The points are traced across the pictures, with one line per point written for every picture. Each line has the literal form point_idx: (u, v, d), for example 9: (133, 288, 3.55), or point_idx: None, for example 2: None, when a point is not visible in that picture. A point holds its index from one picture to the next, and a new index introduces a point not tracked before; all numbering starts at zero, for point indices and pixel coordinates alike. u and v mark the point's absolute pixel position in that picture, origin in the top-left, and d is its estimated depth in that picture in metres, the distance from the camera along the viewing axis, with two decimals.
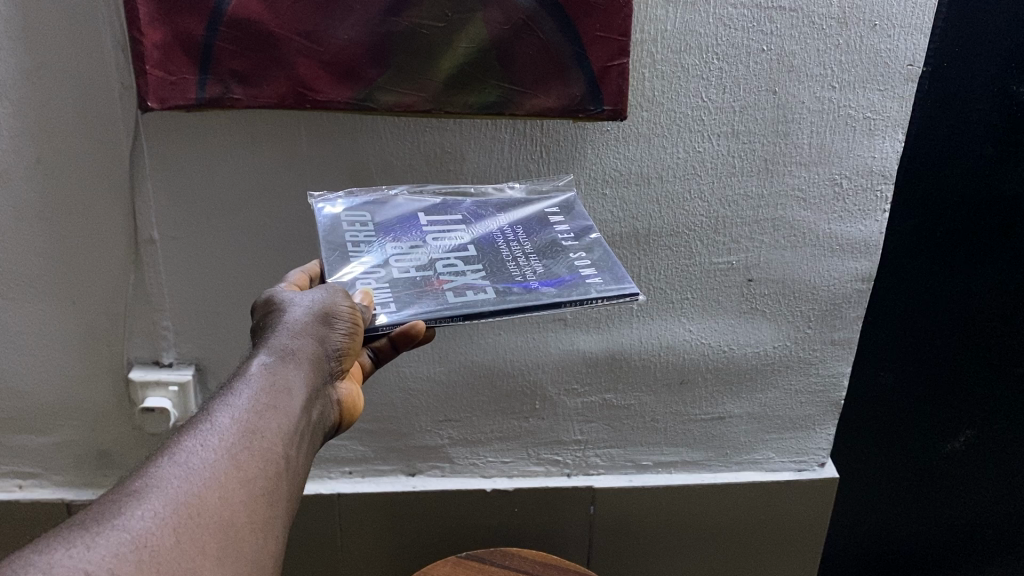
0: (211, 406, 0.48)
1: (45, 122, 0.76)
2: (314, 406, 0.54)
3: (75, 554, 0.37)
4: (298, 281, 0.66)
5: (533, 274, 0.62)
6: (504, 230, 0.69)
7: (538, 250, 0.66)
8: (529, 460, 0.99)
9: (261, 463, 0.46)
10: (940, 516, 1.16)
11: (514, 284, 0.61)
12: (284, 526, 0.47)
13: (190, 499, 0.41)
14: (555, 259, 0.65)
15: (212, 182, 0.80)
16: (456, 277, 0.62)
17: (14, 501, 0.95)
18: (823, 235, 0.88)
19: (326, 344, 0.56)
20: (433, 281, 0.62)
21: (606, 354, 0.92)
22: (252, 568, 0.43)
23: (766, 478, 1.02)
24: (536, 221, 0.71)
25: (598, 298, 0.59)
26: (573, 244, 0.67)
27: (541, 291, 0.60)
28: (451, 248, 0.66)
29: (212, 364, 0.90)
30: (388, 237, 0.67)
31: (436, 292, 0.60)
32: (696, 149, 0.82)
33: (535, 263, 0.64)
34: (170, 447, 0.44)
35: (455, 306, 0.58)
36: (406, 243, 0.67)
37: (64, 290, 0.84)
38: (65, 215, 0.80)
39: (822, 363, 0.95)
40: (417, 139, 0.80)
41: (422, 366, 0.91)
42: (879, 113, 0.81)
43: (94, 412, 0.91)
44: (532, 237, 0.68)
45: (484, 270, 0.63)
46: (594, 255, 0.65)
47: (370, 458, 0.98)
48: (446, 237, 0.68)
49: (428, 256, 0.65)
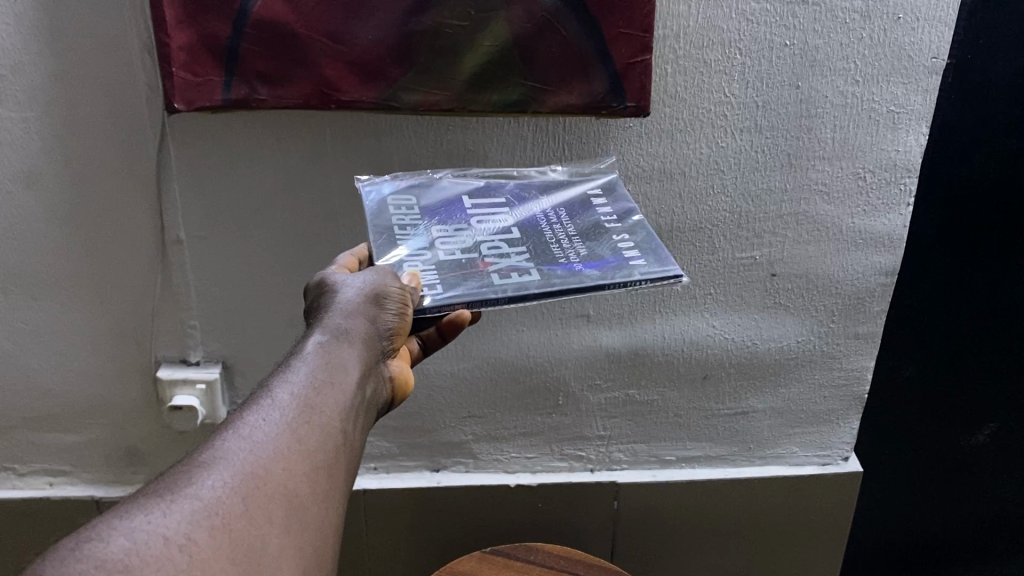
0: (271, 383, 0.49)
1: (74, 124, 0.76)
2: (369, 380, 0.55)
3: (153, 519, 0.39)
4: (348, 263, 0.67)
5: (577, 257, 0.63)
6: (547, 213, 0.69)
7: (581, 233, 0.66)
8: (553, 455, 0.99)
9: (322, 436, 0.47)
10: (964, 510, 1.16)
11: (558, 268, 0.62)
12: (346, 496, 0.48)
13: (255, 470, 0.43)
14: (598, 242, 0.65)
15: (238, 182, 0.80)
16: (501, 259, 0.63)
17: (44, 499, 0.96)
18: (846, 229, 0.87)
19: (377, 323, 0.58)
20: (478, 263, 0.63)
21: (629, 349, 0.92)
22: (317, 535, 0.44)
23: (790, 472, 1.02)
24: (578, 204, 0.71)
25: (642, 280, 0.60)
26: (616, 225, 0.67)
27: (584, 274, 0.60)
28: (496, 231, 0.67)
29: (239, 363, 0.90)
30: (433, 220, 0.68)
31: (481, 274, 0.62)
32: (718, 144, 0.82)
33: (578, 246, 0.64)
34: (234, 421, 0.46)
35: (500, 288, 0.59)
36: (452, 225, 0.68)
37: (93, 290, 0.85)
38: (94, 215, 0.81)
39: (846, 357, 0.95)
40: (440, 137, 0.80)
41: (446, 363, 0.92)
42: (903, 106, 0.81)
43: (122, 410, 0.92)
44: (575, 220, 0.69)
45: (529, 253, 0.64)
46: (637, 237, 0.65)
47: (395, 454, 0.98)
48: (491, 220, 0.68)
49: (473, 239, 0.66)
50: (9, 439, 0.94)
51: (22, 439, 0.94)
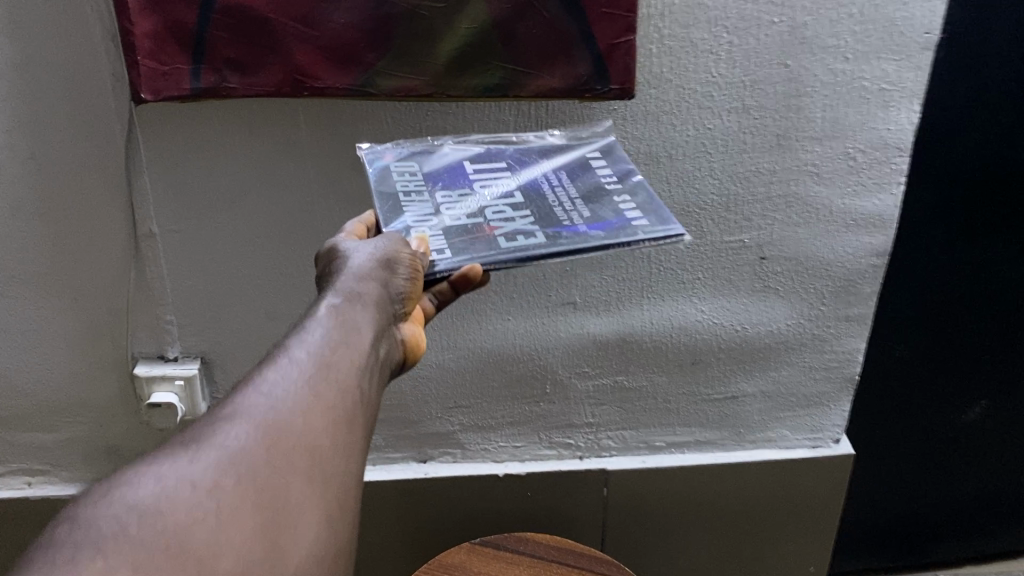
0: (290, 341, 0.50)
1: (37, 117, 0.74)
2: (383, 339, 0.54)
3: (179, 468, 0.41)
4: (354, 230, 0.65)
5: (581, 219, 0.61)
6: (550, 176, 0.67)
7: (583, 195, 0.64)
8: (541, 443, 0.98)
9: (340, 391, 0.47)
10: (953, 484, 1.20)
11: (563, 229, 0.60)
12: (365, 448, 0.48)
13: (274, 423, 0.44)
14: (600, 204, 0.63)
15: (211, 172, 0.78)
16: (507, 223, 0.61)
17: (24, 498, 0.94)
18: (837, 210, 0.86)
19: (389, 287, 0.56)
20: (484, 228, 0.61)
21: (617, 336, 0.91)
22: (335, 485, 0.45)
23: (781, 456, 1.00)
24: (578, 167, 0.69)
25: (644, 239, 0.58)
26: (617, 188, 0.65)
27: (589, 234, 0.59)
28: (499, 196, 0.64)
29: (218, 357, 0.88)
30: (437, 187, 0.66)
31: (488, 238, 0.60)
32: (706, 126, 0.80)
33: (581, 207, 0.63)
34: (256, 377, 0.47)
35: (508, 251, 0.58)
36: (456, 191, 0.65)
37: (64, 286, 0.82)
38: (63, 210, 0.78)
39: (836, 339, 0.94)
40: (418, 123, 0.77)
41: (431, 354, 0.90)
42: (894, 84, 0.79)
43: (100, 408, 0.90)
44: (577, 183, 0.66)
45: (533, 216, 0.62)
46: (639, 198, 0.63)
47: (381, 445, 0.96)
48: (493, 185, 0.66)
49: (477, 204, 0.64)
50: None
51: None
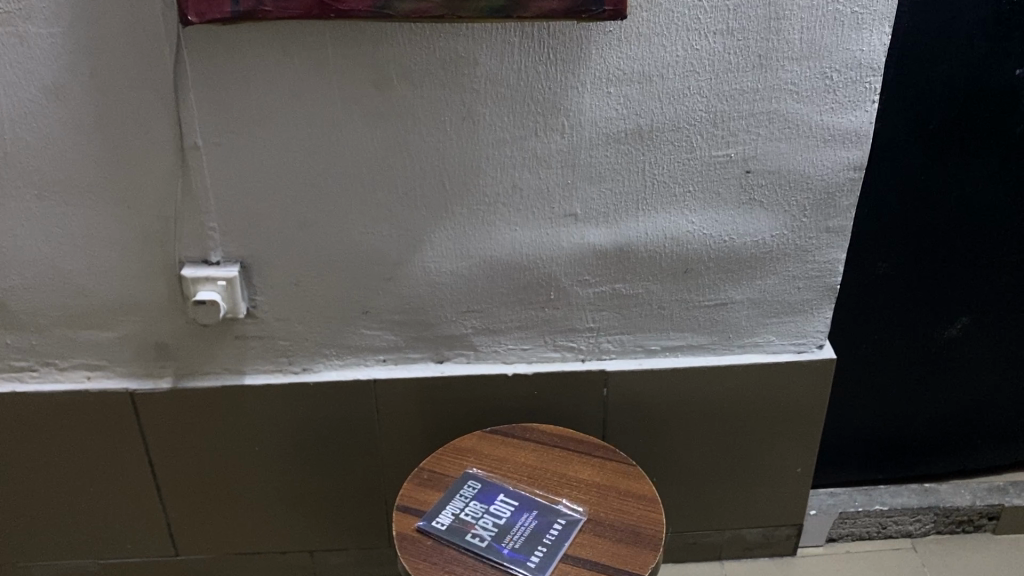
0: None
1: (97, 39, 0.84)
2: None
3: None
4: None
5: (510, 541, 0.85)
6: (522, 518, 0.88)
7: (523, 544, 0.85)
8: (547, 346, 1.07)
9: None
10: (935, 397, 1.30)
11: (496, 544, 0.85)
12: None
13: None
14: (521, 541, 0.85)
15: (248, 90, 0.87)
16: (480, 528, 0.86)
17: (84, 391, 1.04)
18: (816, 127, 0.94)
19: None
20: (466, 523, 0.87)
21: (614, 246, 1.00)
22: None
23: (768, 359, 1.09)
24: (544, 521, 0.88)
25: (531, 562, 0.82)
26: (552, 541, 0.85)
27: (501, 556, 0.83)
28: (478, 530, 0.86)
29: (256, 263, 0.98)
30: (479, 501, 0.90)
31: (464, 527, 0.86)
32: (693, 47, 0.88)
33: (511, 542, 0.85)
34: None
35: (467, 533, 0.85)
36: (469, 511, 0.88)
37: (119, 195, 0.92)
38: (119, 125, 0.88)
39: (818, 250, 1.02)
40: (432, 44, 0.86)
41: (447, 261, 0.99)
42: (866, 7, 0.88)
43: (151, 308, 1.00)
44: (516, 537, 0.86)
45: (491, 535, 0.86)
46: (549, 552, 0.84)
47: (401, 346, 1.06)
48: (481, 523, 0.87)
49: (472, 520, 0.87)
50: (48, 336, 1.02)
51: (59, 336, 1.02)
